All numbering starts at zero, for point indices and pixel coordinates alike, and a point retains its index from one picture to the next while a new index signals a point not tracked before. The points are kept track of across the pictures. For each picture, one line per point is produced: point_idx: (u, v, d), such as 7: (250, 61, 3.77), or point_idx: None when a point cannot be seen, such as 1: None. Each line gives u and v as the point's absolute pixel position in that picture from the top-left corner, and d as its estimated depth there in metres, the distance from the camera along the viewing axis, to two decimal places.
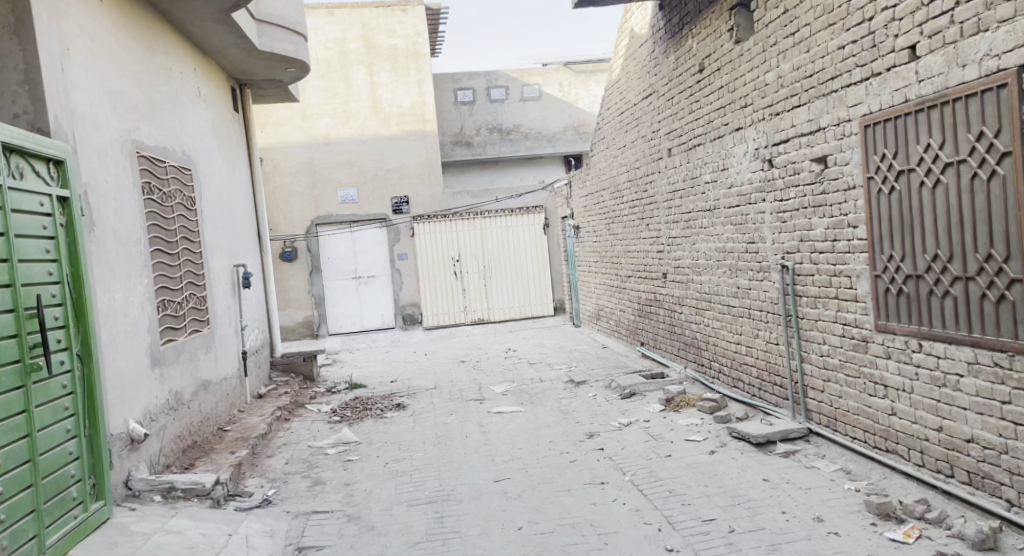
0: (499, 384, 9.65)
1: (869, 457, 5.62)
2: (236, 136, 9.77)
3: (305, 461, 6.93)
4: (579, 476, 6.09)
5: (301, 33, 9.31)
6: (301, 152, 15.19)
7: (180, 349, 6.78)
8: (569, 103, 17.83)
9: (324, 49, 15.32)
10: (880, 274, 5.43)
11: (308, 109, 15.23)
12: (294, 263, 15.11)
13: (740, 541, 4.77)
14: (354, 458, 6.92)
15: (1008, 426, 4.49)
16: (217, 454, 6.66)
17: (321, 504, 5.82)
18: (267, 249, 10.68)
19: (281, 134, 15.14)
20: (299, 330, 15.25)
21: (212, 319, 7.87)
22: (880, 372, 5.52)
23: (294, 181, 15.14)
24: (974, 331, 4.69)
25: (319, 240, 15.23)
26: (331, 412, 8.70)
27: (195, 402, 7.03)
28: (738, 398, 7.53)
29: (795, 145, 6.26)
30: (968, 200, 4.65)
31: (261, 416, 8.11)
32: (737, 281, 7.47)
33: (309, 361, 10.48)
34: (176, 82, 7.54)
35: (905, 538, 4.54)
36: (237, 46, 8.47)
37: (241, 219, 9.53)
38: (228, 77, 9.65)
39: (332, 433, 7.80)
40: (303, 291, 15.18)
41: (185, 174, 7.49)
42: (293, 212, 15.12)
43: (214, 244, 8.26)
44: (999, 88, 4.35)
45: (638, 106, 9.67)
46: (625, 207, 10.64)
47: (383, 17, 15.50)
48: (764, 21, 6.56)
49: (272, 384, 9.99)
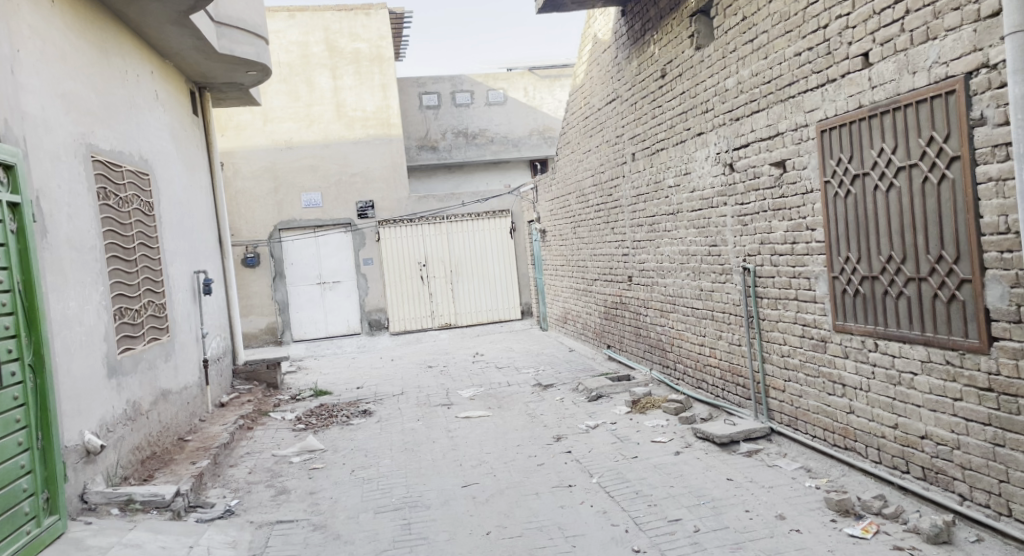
0: (466, 388, 9.69)
1: (829, 455, 5.75)
2: (195, 140, 9.66)
3: (269, 470, 6.89)
4: (547, 479, 6.14)
5: (262, 36, 9.27)
6: (263, 156, 15.05)
7: (138, 358, 6.70)
8: (533, 108, 17.93)
9: (285, 52, 15.21)
10: (838, 275, 5.55)
11: (270, 113, 15.11)
12: (257, 268, 14.94)
13: (705, 540, 4.85)
14: (319, 466, 6.89)
15: (959, 422, 4.61)
16: (177, 465, 6.58)
17: (286, 514, 5.79)
18: (229, 256, 10.61)
19: (242, 138, 14.95)
20: (262, 336, 15.06)
21: (172, 327, 7.78)
22: (838, 371, 5.64)
23: (256, 186, 14.98)
24: (926, 330, 4.82)
25: (282, 246, 15.08)
26: (295, 420, 8.65)
27: (154, 411, 6.94)
28: (703, 399, 7.63)
29: (754, 150, 6.38)
30: (919, 202, 4.77)
31: (223, 425, 8.03)
32: (701, 284, 7.58)
33: (273, 368, 10.42)
34: (133, 84, 7.45)
35: (863, 533, 4.66)
36: (195, 48, 8.39)
37: (201, 223, 9.44)
38: (187, 80, 9.55)
39: (297, 441, 7.76)
40: (266, 297, 15.02)
41: (142, 179, 7.41)
42: (255, 218, 14.96)
43: (173, 250, 8.17)
44: (947, 95, 4.47)
45: (601, 112, 9.78)
46: (590, 211, 10.72)
47: (346, 21, 15.46)
48: (723, 28, 6.69)
49: (235, 391, 9.91)
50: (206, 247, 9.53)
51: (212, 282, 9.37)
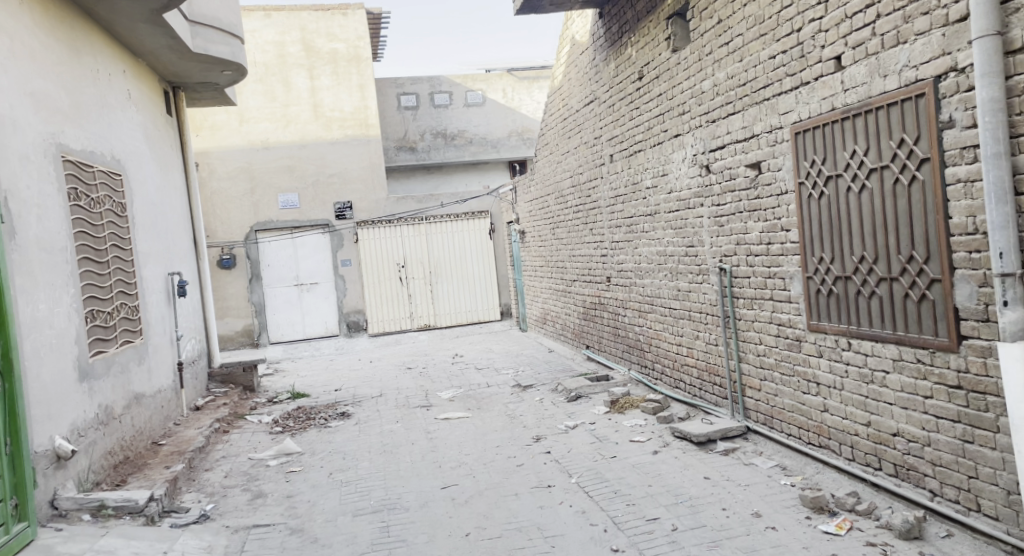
0: (446, 390, 9.69)
1: (803, 452, 5.82)
2: (169, 140, 9.59)
3: (245, 473, 6.85)
4: (526, 480, 6.16)
5: (237, 35, 9.22)
6: (239, 156, 14.95)
7: (110, 361, 6.63)
8: (512, 110, 17.97)
9: (261, 52, 15.13)
10: (811, 275, 5.62)
11: (246, 113, 15.01)
12: (232, 270, 14.83)
13: (682, 539, 4.90)
14: (297, 469, 6.86)
15: (930, 419, 4.68)
16: (151, 470, 6.53)
17: (262, 518, 5.77)
18: (205, 257, 10.54)
19: (217, 138, 14.85)
20: (238, 338, 14.96)
21: (146, 330, 7.71)
22: (813, 370, 5.71)
23: (232, 186, 14.88)
24: (898, 329, 4.89)
25: (258, 247, 14.98)
26: (272, 423, 8.61)
27: (127, 415, 6.89)
28: (680, 398, 7.69)
29: (730, 151, 6.44)
30: (891, 203, 4.85)
31: (198, 428, 7.98)
32: (678, 284, 7.64)
33: (250, 371, 10.36)
34: (104, 83, 7.39)
35: (837, 530, 4.73)
36: (168, 47, 8.33)
37: (175, 224, 9.37)
38: (160, 79, 9.48)
39: (274, 445, 7.72)
40: (242, 299, 14.91)
41: (115, 180, 7.35)
42: (230, 219, 14.86)
43: (147, 252, 8.10)
44: (917, 98, 4.55)
45: (579, 113, 9.83)
46: (569, 212, 10.77)
47: (322, 20, 15.41)
48: (699, 31, 6.76)
49: (210, 394, 9.84)
50: (180, 248, 9.46)
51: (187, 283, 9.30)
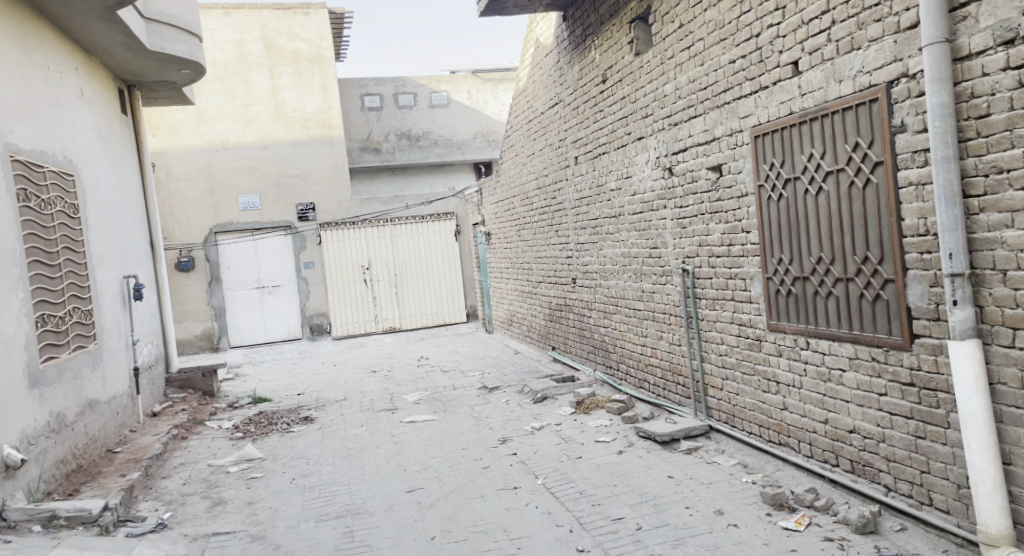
0: (411, 393, 9.67)
1: (763, 450, 5.93)
2: (125, 140, 9.45)
3: (204, 481, 6.78)
4: (491, 482, 6.18)
5: (194, 33, 9.13)
6: (197, 157, 14.73)
7: (62, 368, 6.52)
8: (477, 111, 18.00)
9: (221, 51, 14.94)
10: (771, 276, 5.73)
11: (205, 113, 14.81)
12: (191, 273, 14.60)
13: (646, 537, 4.96)
14: (258, 476, 6.81)
15: (884, 416, 4.80)
16: (105, 478, 6.43)
17: (222, 525, 5.72)
18: (162, 260, 10.41)
19: (175, 138, 14.58)
20: (198, 342, 14.74)
21: (100, 335, 7.60)
22: (772, 369, 5.82)
23: (191, 187, 14.66)
24: (854, 328, 5.00)
25: (218, 249, 14.79)
26: (233, 428, 8.52)
27: (80, 423, 6.78)
28: (645, 398, 7.77)
29: (692, 154, 6.53)
30: (846, 206, 4.97)
31: (155, 435, 7.88)
32: (642, 285, 7.72)
33: (209, 376, 10.26)
34: (56, 82, 7.26)
35: (796, 526, 4.83)
36: (123, 45, 8.22)
37: (131, 226, 9.24)
38: (115, 77, 9.34)
39: (234, 451, 7.65)
40: (202, 302, 14.69)
41: (67, 180, 7.23)
42: (189, 221, 14.62)
43: (100, 254, 7.96)
44: (871, 103, 4.67)
45: (544, 115, 9.88)
46: (534, 214, 10.81)
47: (283, 19, 15.30)
48: (661, 35, 6.84)
49: (168, 400, 9.70)
50: (135, 250, 9.33)
51: (143, 287, 9.17)
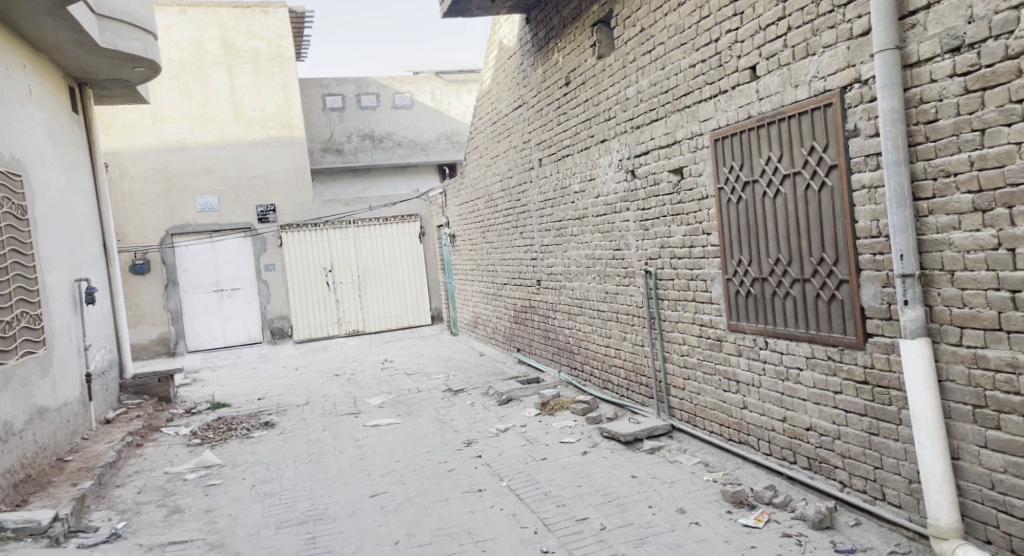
0: (374, 396, 9.63)
1: (724, 448, 6.03)
2: (75, 139, 9.28)
3: (160, 489, 6.69)
4: (456, 485, 6.19)
5: (148, 30, 9.01)
6: (152, 156, 14.43)
7: (9, 375, 6.39)
8: (440, 113, 18.00)
9: (177, 49, 14.71)
10: (731, 277, 5.82)
11: (160, 112, 14.54)
12: (146, 275, 14.31)
13: (610, 537, 5.01)
14: (217, 482, 6.74)
15: (840, 414, 4.91)
16: (55, 488, 6.32)
17: (179, 534, 5.65)
18: (116, 263, 10.26)
19: (129, 137, 14.27)
20: (153, 347, 14.39)
21: (50, 340, 7.45)
22: (732, 369, 5.91)
23: (146, 188, 14.37)
24: (811, 327, 5.11)
25: (174, 251, 14.54)
26: (190, 435, 8.42)
27: (29, 431, 6.65)
28: (609, 399, 7.84)
29: (654, 157, 6.61)
30: (803, 208, 5.07)
31: (109, 443, 7.75)
32: (606, 286, 7.79)
33: (165, 382, 10.12)
34: (3, 80, 7.11)
35: (756, 523, 4.92)
36: (73, 42, 8.08)
37: (82, 228, 9.08)
38: (65, 75, 9.17)
39: (191, 457, 7.56)
40: (158, 305, 14.41)
41: (14, 180, 7.09)
42: (143, 221, 14.32)
43: (50, 257, 7.82)
44: (826, 108, 4.77)
45: (508, 117, 9.92)
46: (499, 216, 10.85)
47: (242, 18, 15.17)
48: (623, 38, 6.91)
49: (122, 406, 9.54)
50: (87, 252, 9.17)
51: (95, 290, 9.01)
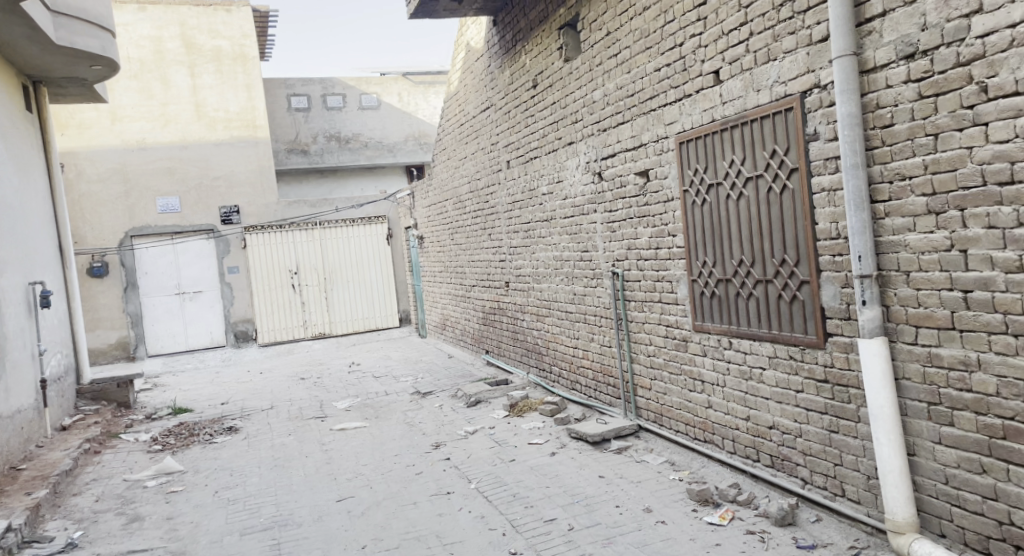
0: (341, 400, 9.59)
1: (690, 448, 6.11)
2: (29, 139, 9.13)
3: (119, 496, 6.61)
4: (424, 488, 6.19)
5: (105, 28, 8.89)
6: (109, 157, 14.21)
7: None
8: (408, 114, 17.98)
9: (136, 48, 14.50)
10: (696, 278, 5.90)
11: (118, 111, 14.31)
12: (104, 278, 14.08)
13: (578, 537, 5.06)
14: (178, 489, 6.67)
15: (801, 412, 5.00)
16: (10, 497, 6.21)
17: (139, 543, 5.60)
18: (71, 265, 10.06)
19: (86, 137, 14.05)
20: (112, 352, 14.22)
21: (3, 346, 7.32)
22: (697, 368, 5.99)
23: (104, 189, 14.15)
24: (773, 327, 5.20)
25: (134, 253, 14.33)
26: (150, 441, 8.32)
27: None
28: (577, 400, 7.89)
29: (620, 160, 6.68)
30: (765, 210, 5.16)
31: (65, 451, 7.63)
32: (574, 288, 7.84)
33: (124, 387, 9.98)
34: None
35: (720, 520, 4.99)
36: (27, 38, 7.95)
37: (37, 229, 8.93)
38: (19, 73, 9.01)
39: (151, 464, 7.47)
40: (117, 309, 14.20)
41: None
42: (101, 223, 14.09)
43: (3, 259, 7.69)
44: (786, 112, 4.86)
45: (476, 119, 9.95)
46: (467, 217, 10.86)
47: (204, 16, 15.02)
48: (589, 42, 6.97)
49: (79, 412, 9.39)
50: (42, 254, 9.02)
51: (50, 294, 8.87)
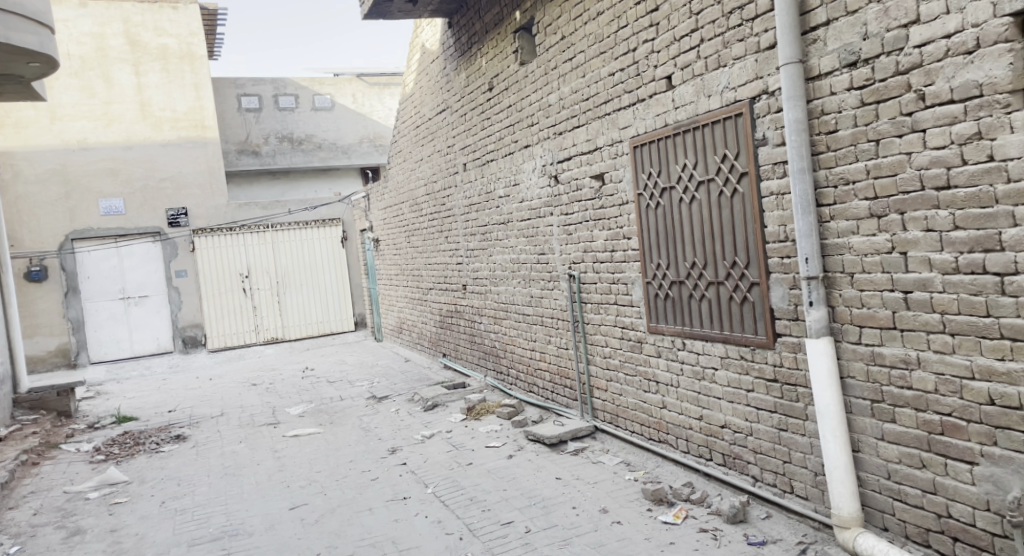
0: (294, 406, 9.49)
1: (645, 448, 6.18)
2: None
3: (59, 509, 6.47)
4: (380, 494, 6.17)
5: (44, 24, 8.72)
6: (48, 157, 13.88)
7: None
8: (362, 115, 17.93)
9: (77, 45, 14.14)
10: (650, 280, 5.97)
11: (58, 109, 13.97)
12: (44, 283, 13.74)
13: (535, 540, 5.09)
14: (122, 500, 6.55)
15: (752, 411, 5.10)
16: None
17: None
18: (7, 268, 9.85)
19: (23, 136, 13.70)
20: (51, 359, 13.86)
21: None
22: (652, 369, 6.07)
23: (42, 190, 13.81)
24: (725, 328, 5.29)
25: (75, 257, 14.00)
26: (92, 451, 8.15)
27: None
28: (534, 402, 7.94)
29: (576, 163, 6.74)
30: (716, 213, 5.25)
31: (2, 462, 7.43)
32: (531, 290, 7.88)
33: (64, 395, 9.74)
34: None
35: (674, 519, 5.06)
36: None
37: None
38: None
39: (93, 475, 7.31)
40: (57, 314, 13.86)
41: None
42: (40, 226, 13.75)
43: None
44: (736, 117, 4.96)
45: (431, 121, 9.95)
46: (423, 220, 10.84)
47: (149, 13, 14.75)
48: (544, 46, 7.02)
49: (16, 422, 9.15)
50: None
51: None
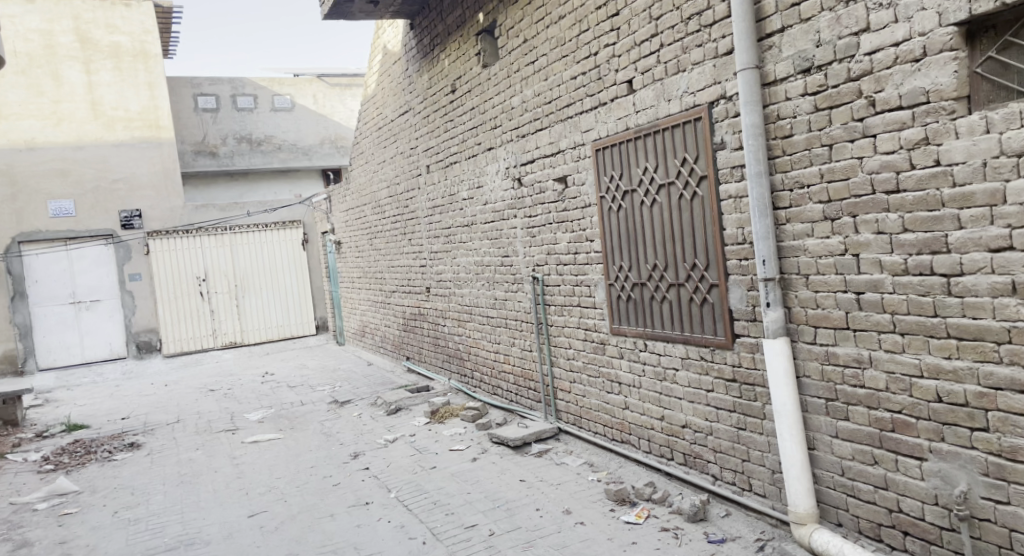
0: (254, 411, 9.40)
1: (608, 449, 6.23)
2: None
3: (5, 521, 6.33)
4: (342, 499, 6.14)
5: None
6: None
7: None
8: (323, 116, 17.82)
9: (24, 42, 13.83)
10: (613, 282, 6.03)
11: (5, 108, 13.63)
12: None
13: (498, 543, 5.10)
14: (72, 511, 6.43)
15: (712, 411, 5.17)
16: None
17: None
18: None
19: None
20: None
21: None
22: (615, 370, 6.12)
23: None
24: (685, 329, 5.36)
25: (23, 261, 13.70)
26: (41, 461, 7.98)
27: None
28: (498, 404, 7.96)
29: (539, 166, 6.78)
30: (677, 216, 5.32)
31: None
32: (495, 293, 7.90)
33: (11, 404, 9.52)
34: None
35: (636, 519, 5.12)
36: None
37: None
38: None
39: (41, 486, 7.16)
40: (4, 320, 13.52)
41: None
42: None
43: None
44: (695, 121, 5.03)
45: (394, 123, 9.93)
46: (386, 222, 10.81)
47: (101, 11, 14.50)
48: (506, 48, 7.06)
49: None
50: None
51: None
